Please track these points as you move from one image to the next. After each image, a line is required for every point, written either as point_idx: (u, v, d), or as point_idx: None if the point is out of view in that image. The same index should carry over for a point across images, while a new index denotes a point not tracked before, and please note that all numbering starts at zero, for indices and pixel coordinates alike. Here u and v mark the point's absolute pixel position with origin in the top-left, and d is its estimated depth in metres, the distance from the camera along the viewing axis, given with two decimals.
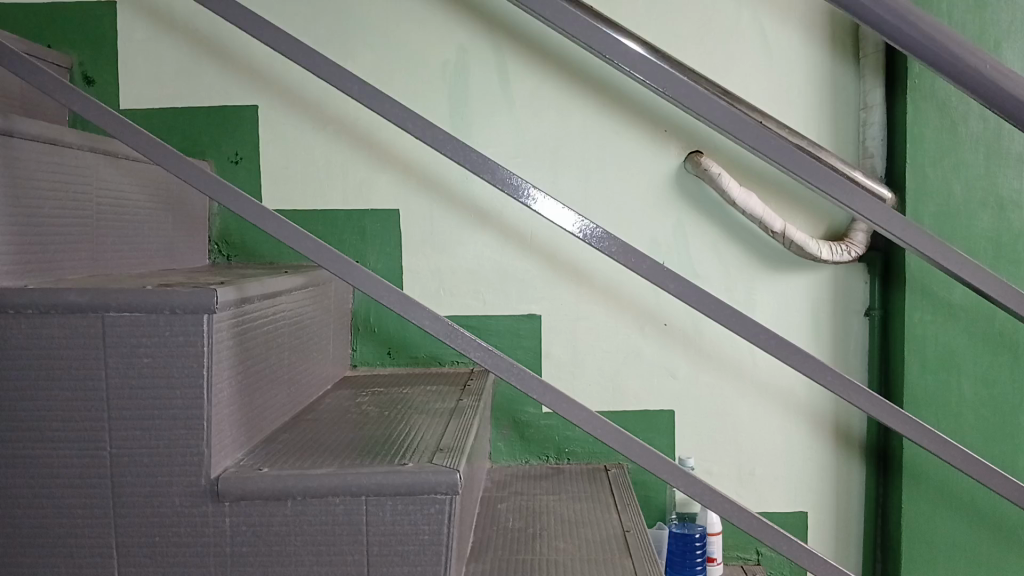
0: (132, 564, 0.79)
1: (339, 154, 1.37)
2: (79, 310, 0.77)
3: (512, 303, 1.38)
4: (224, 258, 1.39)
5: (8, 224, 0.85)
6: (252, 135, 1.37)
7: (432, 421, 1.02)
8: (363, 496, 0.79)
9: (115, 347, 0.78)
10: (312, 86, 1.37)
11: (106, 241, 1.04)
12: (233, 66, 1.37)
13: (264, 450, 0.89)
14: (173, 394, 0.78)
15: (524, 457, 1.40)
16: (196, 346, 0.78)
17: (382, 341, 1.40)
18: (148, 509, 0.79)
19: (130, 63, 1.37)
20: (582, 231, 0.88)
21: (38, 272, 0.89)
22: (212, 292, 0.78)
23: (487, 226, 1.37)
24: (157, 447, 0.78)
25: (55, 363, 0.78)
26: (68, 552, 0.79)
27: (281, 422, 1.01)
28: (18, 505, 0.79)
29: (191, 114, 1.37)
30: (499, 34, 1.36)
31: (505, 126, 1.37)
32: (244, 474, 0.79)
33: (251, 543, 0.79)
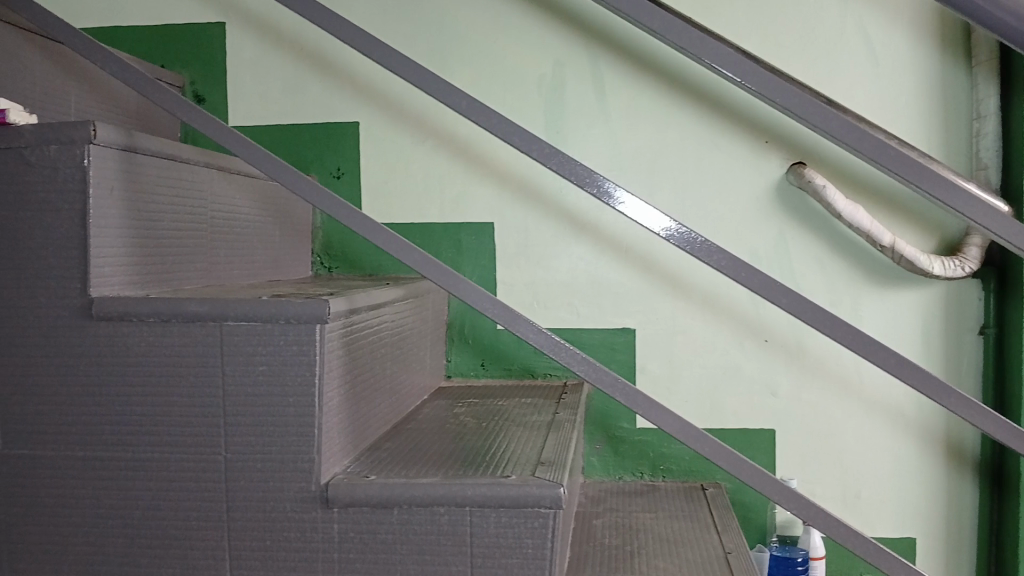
0: (243, 567, 0.82)
1: (436, 168, 1.39)
2: (199, 319, 0.80)
3: (607, 317, 1.37)
4: (325, 270, 1.43)
5: (134, 237, 0.89)
6: (353, 151, 1.41)
7: (530, 434, 1.02)
8: (467, 508, 0.79)
9: (233, 354, 0.81)
10: (411, 100, 1.39)
11: (218, 254, 1.08)
12: (337, 83, 1.41)
13: (370, 458, 0.90)
14: (285, 402, 0.80)
15: (618, 473, 1.38)
16: (308, 355, 0.80)
17: (477, 352, 1.41)
18: (262, 513, 0.81)
19: (239, 82, 1.43)
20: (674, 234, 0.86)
21: (158, 281, 0.93)
22: (325, 303, 0.80)
23: (583, 239, 1.37)
24: (271, 452, 0.81)
25: (177, 370, 0.81)
26: (182, 553, 0.82)
27: (384, 431, 1.03)
28: (138, 507, 0.83)
29: (296, 130, 1.42)
30: (597, 47, 1.36)
31: (603, 140, 1.36)
32: (353, 481, 0.81)
33: (358, 549, 0.81)
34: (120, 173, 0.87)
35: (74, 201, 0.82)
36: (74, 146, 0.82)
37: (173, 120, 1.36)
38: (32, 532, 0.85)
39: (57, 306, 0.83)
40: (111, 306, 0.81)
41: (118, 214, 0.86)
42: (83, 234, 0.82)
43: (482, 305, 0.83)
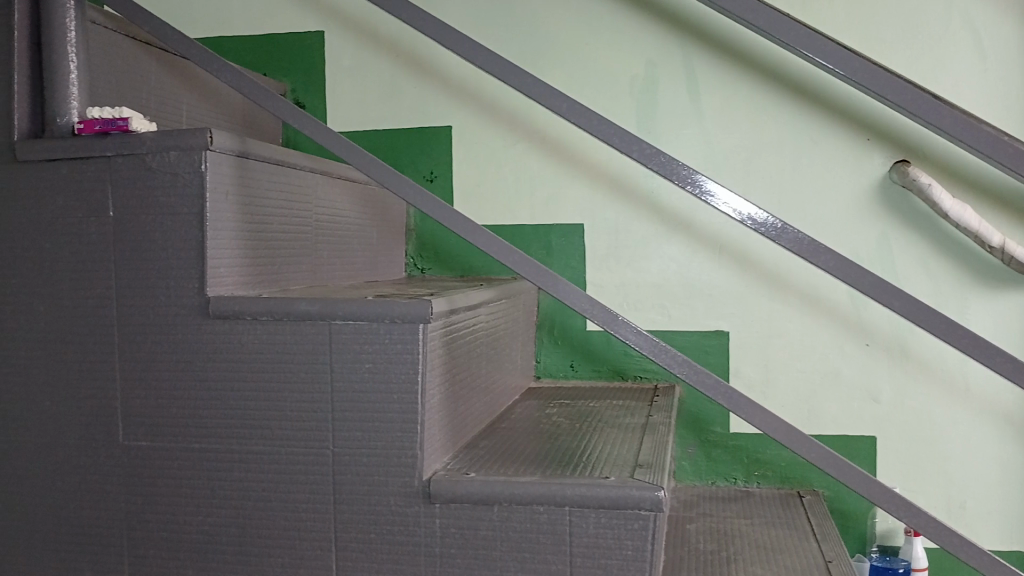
0: (349, 559, 0.84)
1: (528, 171, 1.40)
2: (309, 318, 0.84)
3: (699, 319, 1.35)
4: (418, 271, 1.46)
5: (246, 239, 0.93)
6: (446, 155, 1.43)
7: (625, 435, 1.02)
8: (567, 507, 0.79)
9: (340, 352, 0.83)
10: (502, 103, 1.41)
11: (319, 255, 1.12)
12: (431, 87, 1.43)
13: (468, 455, 0.92)
14: (390, 399, 0.83)
15: (711, 478, 1.36)
16: (412, 354, 0.82)
17: (566, 353, 1.41)
18: (367, 506, 0.83)
19: (337, 89, 1.47)
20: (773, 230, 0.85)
21: (267, 282, 0.97)
22: (428, 304, 0.82)
23: (675, 239, 1.35)
24: (375, 448, 0.83)
25: (288, 366, 0.85)
26: (291, 544, 0.85)
27: (479, 429, 1.04)
28: (249, 497, 0.86)
29: (391, 135, 1.45)
30: (691, 46, 1.34)
31: (695, 140, 1.35)
32: (454, 477, 0.82)
33: (459, 545, 0.82)
34: (234, 178, 0.91)
35: (192, 205, 0.86)
36: (191, 152, 0.85)
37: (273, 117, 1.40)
38: (149, 519, 0.89)
39: (176, 304, 0.87)
40: (226, 305, 0.85)
41: (232, 218, 0.90)
42: (200, 237, 0.86)
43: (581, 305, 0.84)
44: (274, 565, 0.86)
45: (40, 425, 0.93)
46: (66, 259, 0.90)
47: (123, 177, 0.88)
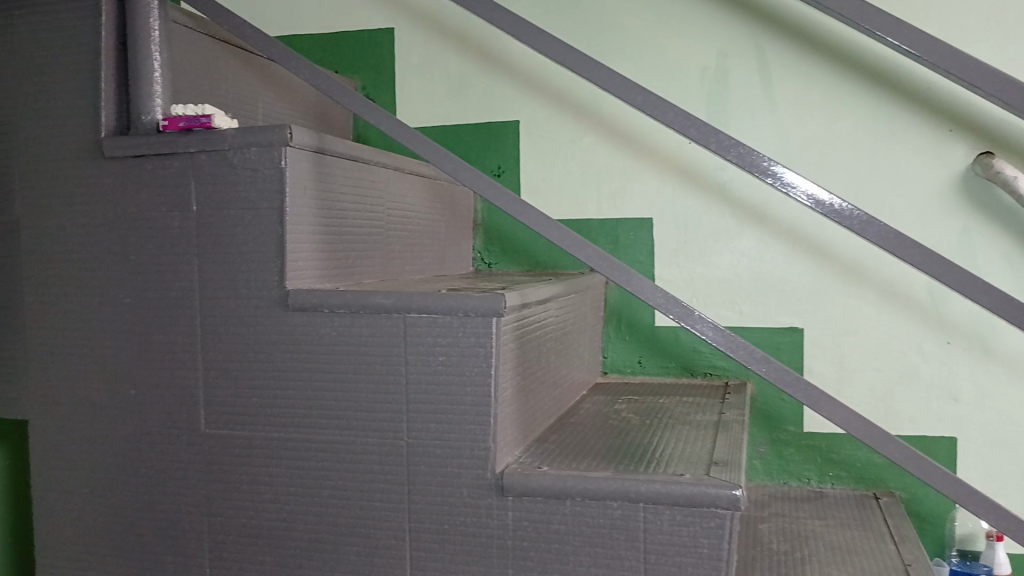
0: (422, 549, 0.85)
1: (595, 165, 1.40)
2: (385, 310, 0.85)
3: (771, 316, 1.33)
4: (485, 266, 1.46)
5: (322, 234, 0.95)
6: (513, 150, 1.44)
7: (697, 432, 1.01)
8: (641, 503, 0.79)
9: (415, 344, 0.84)
10: (570, 98, 1.40)
11: (390, 249, 1.13)
12: (498, 82, 1.43)
13: (540, 449, 0.92)
14: (463, 392, 0.83)
15: (782, 478, 1.33)
16: (486, 347, 0.82)
17: (634, 349, 1.40)
18: (440, 498, 0.84)
19: (406, 85, 1.49)
20: (856, 224, 0.83)
21: (341, 276, 0.99)
22: (501, 297, 0.82)
23: (746, 233, 1.33)
24: (449, 439, 0.84)
25: (363, 358, 0.86)
26: (366, 533, 0.87)
27: (549, 424, 1.04)
28: (325, 486, 0.88)
29: (459, 131, 1.46)
30: (764, 37, 1.32)
31: (767, 132, 1.32)
32: (526, 471, 0.82)
33: (532, 539, 0.82)
34: (311, 173, 0.92)
35: (272, 200, 0.88)
36: (272, 148, 0.87)
37: (339, 105, 1.42)
38: (229, 505, 0.91)
39: (256, 297, 0.89)
40: (304, 298, 0.87)
41: (309, 212, 0.92)
42: (280, 231, 0.88)
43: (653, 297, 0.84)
44: (350, 553, 0.87)
45: (124, 415, 0.95)
46: (150, 253, 0.93)
47: (206, 173, 0.90)
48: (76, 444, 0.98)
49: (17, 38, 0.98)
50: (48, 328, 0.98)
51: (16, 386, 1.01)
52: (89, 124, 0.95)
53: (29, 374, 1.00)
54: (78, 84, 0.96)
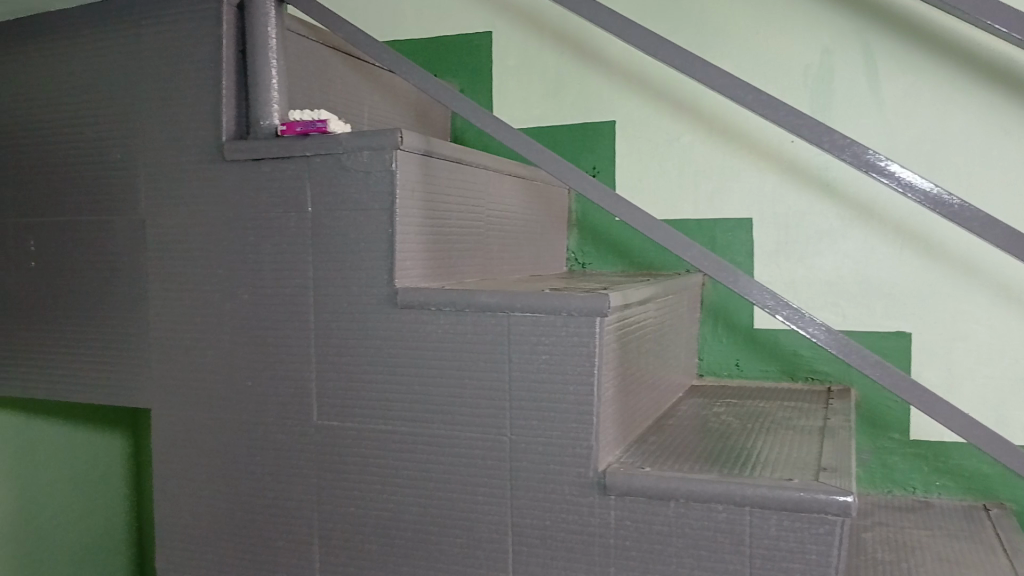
0: (524, 544, 0.87)
1: (693, 164, 1.39)
2: (490, 309, 0.87)
3: (877, 319, 1.29)
4: (579, 266, 1.47)
5: (427, 234, 0.98)
6: (609, 150, 1.44)
7: (800, 437, 0.99)
8: (747, 507, 0.78)
9: (519, 343, 0.86)
10: (668, 98, 1.39)
11: (490, 249, 1.16)
12: (594, 82, 1.44)
13: (640, 450, 0.92)
14: (566, 390, 0.84)
15: (885, 487, 1.29)
16: (589, 347, 0.83)
17: (730, 352, 1.38)
18: (543, 494, 0.86)
19: (503, 87, 1.51)
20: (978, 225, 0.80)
21: (444, 275, 1.01)
22: (605, 297, 0.83)
23: (850, 234, 1.30)
24: (552, 437, 0.85)
25: (468, 356, 0.88)
26: (470, 526, 0.89)
27: (647, 424, 1.04)
28: (430, 479, 0.90)
29: (555, 131, 1.47)
30: (871, 33, 1.28)
31: (873, 131, 1.29)
32: (629, 471, 0.83)
33: (635, 538, 0.83)
34: (419, 176, 0.95)
35: (383, 201, 0.91)
36: (384, 151, 0.91)
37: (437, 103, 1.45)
38: (338, 495, 0.95)
39: (367, 295, 0.92)
40: (412, 296, 0.89)
41: (416, 213, 0.95)
42: (389, 232, 0.91)
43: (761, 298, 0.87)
44: (453, 545, 0.90)
45: (240, 406, 1.00)
46: (267, 252, 0.98)
47: (320, 176, 0.94)
48: (193, 433, 1.03)
49: (144, 47, 1.04)
50: (168, 322, 1.04)
51: (137, 377, 1.07)
52: (210, 129, 1.00)
53: (150, 365, 1.05)
54: (199, 91, 1.01)
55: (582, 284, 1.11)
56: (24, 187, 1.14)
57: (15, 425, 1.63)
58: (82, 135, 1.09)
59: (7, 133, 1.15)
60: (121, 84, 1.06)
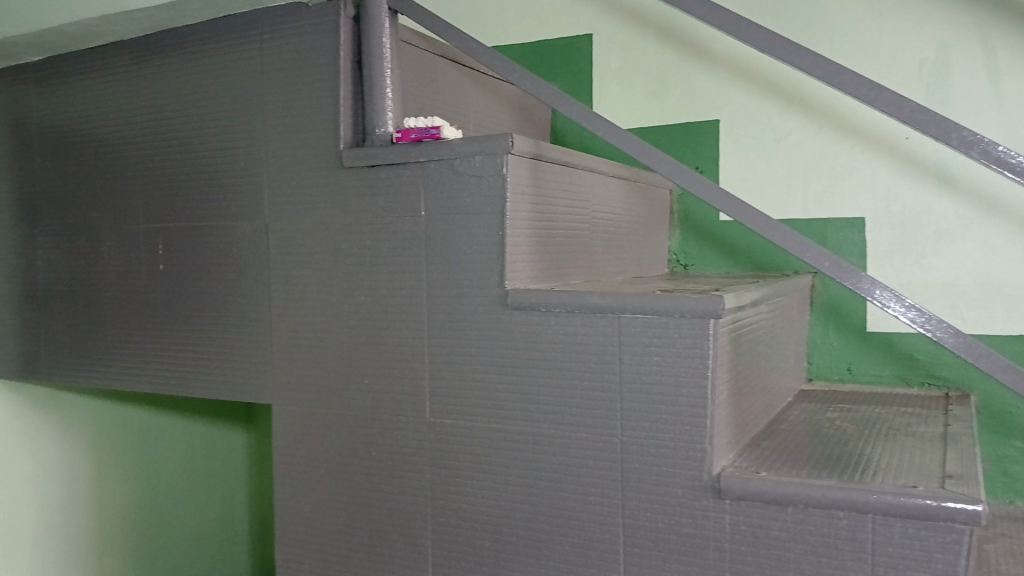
0: (636, 545, 0.87)
1: (801, 163, 1.36)
2: (601, 310, 0.87)
3: (999, 322, 1.24)
4: (681, 267, 1.46)
5: (536, 236, 0.99)
6: (713, 149, 1.42)
7: (921, 444, 0.96)
8: (869, 514, 0.76)
9: (630, 345, 0.86)
10: (774, 96, 1.37)
11: (595, 251, 1.16)
12: (698, 82, 1.43)
13: (754, 453, 0.91)
14: (680, 392, 0.84)
15: (1008, 498, 1.24)
16: (703, 349, 0.82)
17: (841, 355, 1.34)
18: (655, 495, 0.86)
19: (604, 88, 1.51)
20: None
21: (552, 277, 1.03)
22: (719, 298, 0.82)
23: (970, 234, 1.25)
24: (664, 439, 0.85)
25: (579, 357, 0.89)
26: (581, 525, 0.90)
27: (758, 429, 1.03)
28: (541, 478, 0.92)
29: (658, 132, 1.47)
30: (991, 24, 1.23)
31: (994, 126, 1.23)
32: (745, 475, 0.82)
33: (751, 542, 0.82)
34: (529, 179, 0.97)
35: (494, 204, 0.93)
36: (495, 156, 0.92)
37: (539, 104, 1.47)
38: (450, 492, 0.98)
39: (478, 296, 0.94)
40: (524, 298, 0.91)
41: (526, 216, 0.96)
42: (501, 234, 0.93)
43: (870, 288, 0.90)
44: (564, 544, 0.91)
45: (355, 402, 1.04)
46: (383, 256, 1.01)
47: (434, 181, 0.97)
48: (311, 429, 1.08)
49: (265, 60, 1.09)
50: (288, 323, 1.09)
51: (259, 375, 1.12)
52: (328, 137, 1.04)
53: (271, 364, 1.11)
54: (318, 101, 1.05)
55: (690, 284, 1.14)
56: (152, 194, 1.21)
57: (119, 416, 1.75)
58: (206, 144, 1.15)
59: (137, 144, 1.22)
60: (243, 97, 1.11)
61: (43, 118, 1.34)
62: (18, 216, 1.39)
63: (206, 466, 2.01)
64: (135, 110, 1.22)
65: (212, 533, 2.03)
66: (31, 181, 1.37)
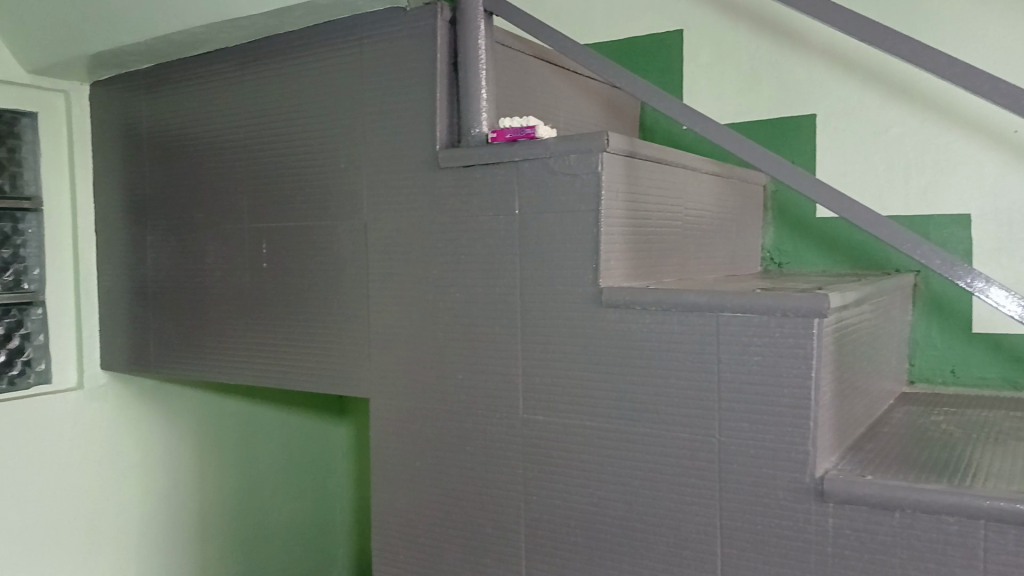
0: (734, 547, 0.86)
1: (902, 158, 1.31)
2: (698, 309, 0.86)
3: None
4: (775, 266, 1.44)
5: (631, 234, 0.99)
6: (809, 145, 1.39)
7: None
8: (982, 521, 0.74)
9: (728, 344, 0.85)
10: (873, 89, 1.33)
11: (689, 249, 1.15)
12: (793, 75, 1.40)
13: (857, 457, 0.89)
14: (780, 393, 0.82)
15: None
16: (805, 349, 0.81)
17: (945, 357, 1.29)
18: (755, 497, 0.84)
19: (694, 84, 1.49)
20: None
21: (646, 275, 1.02)
22: (823, 297, 0.80)
23: None
24: (765, 440, 0.84)
25: (675, 356, 0.88)
26: (676, 526, 0.89)
27: (860, 431, 1.00)
28: (636, 476, 0.92)
29: (751, 127, 1.44)
30: None
31: None
32: (850, 478, 0.80)
33: (855, 547, 0.80)
34: (623, 176, 0.97)
35: (589, 202, 0.93)
36: (590, 154, 0.93)
37: (627, 99, 1.47)
38: (544, 489, 0.98)
39: (573, 295, 0.95)
40: (619, 296, 0.91)
41: (620, 214, 0.96)
42: (596, 232, 0.93)
43: (972, 280, 0.88)
44: (659, 544, 0.90)
45: (449, 398, 1.06)
46: (478, 254, 1.02)
47: (528, 180, 0.97)
48: (406, 423, 1.10)
49: (363, 64, 1.12)
50: (384, 321, 1.11)
51: (356, 370, 1.15)
52: (424, 138, 1.06)
53: (367, 359, 1.14)
54: (415, 103, 1.07)
55: (789, 283, 1.10)
56: (255, 195, 1.26)
57: (216, 408, 1.83)
58: (307, 146, 1.19)
59: (240, 145, 1.27)
60: (342, 99, 1.14)
61: (152, 122, 1.41)
62: (129, 217, 1.47)
63: (303, 457, 2.08)
64: (240, 114, 1.27)
65: (309, 521, 2.10)
66: (141, 184, 1.44)
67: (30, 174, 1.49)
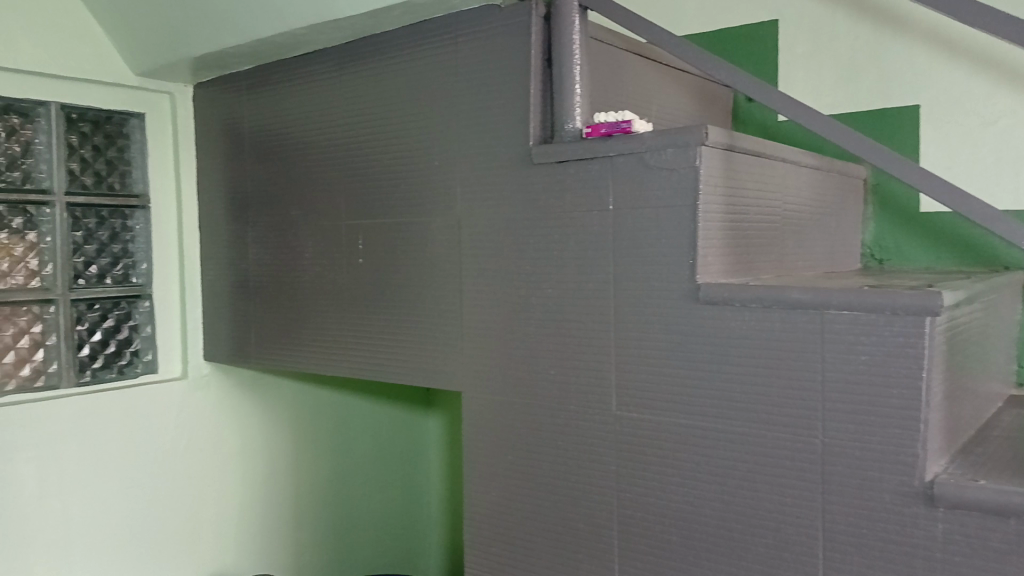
0: (836, 550, 0.84)
1: (1013, 149, 1.26)
2: (801, 306, 0.84)
3: None
4: (876, 263, 1.39)
5: (728, 229, 0.97)
6: (911, 136, 1.34)
7: None
8: None
9: (833, 343, 0.83)
10: (982, 77, 1.27)
11: (786, 244, 1.13)
12: (895, 65, 1.35)
13: (968, 461, 0.86)
14: (888, 393, 0.80)
15: None
16: (916, 348, 0.78)
17: None
18: (859, 500, 0.82)
19: (790, 74, 1.46)
20: None
21: (743, 271, 1.01)
22: (936, 294, 0.77)
23: None
24: (871, 442, 0.81)
25: (776, 354, 0.87)
26: (776, 527, 0.88)
27: (969, 435, 0.96)
28: (734, 476, 0.90)
29: (849, 119, 1.40)
30: None
31: None
32: (962, 482, 0.77)
33: (967, 554, 0.77)
34: (721, 170, 0.95)
35: (687, 197, 0.92)
36: (688, 148, 0.91)
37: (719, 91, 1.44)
38: (637, 486, 0.98)
39: (669, 291, 0.94)
40: (716, 293, 0.90)
41: (718, 209, 0.95)
42: (693, 227, 0.92)
43: None
44: (758, 545, 0.89)
45: (541, 393, 1.07)
46: (572, 250, 1.02)
47: (624, 175, 0.97)
48: (498, 418, 1.11)
49: (458, 62, 1.13)
50: (477, 315, 1.13)
51: (449, 364, 1.17)
52: (518, 134, 1.07)
53: (460, 353, 1.15)
54: (510, 99, 1.08)
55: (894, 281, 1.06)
56: (351, 193, 1.29)
57: (309, 399, 1.88)
58: (401, 144, 1.21)
59: (337, 144, 1.31)
60: (436, 97, 1.16)
61: (253, 122, 1.46)
62: (230, 214, 1.53)
63: (392, 449, 2.12)
64: (337, 113, 1.30)
65: (397, 512, 2.14)
66: (242, 183, 1.50)
67: (138, 173, 1.56)
